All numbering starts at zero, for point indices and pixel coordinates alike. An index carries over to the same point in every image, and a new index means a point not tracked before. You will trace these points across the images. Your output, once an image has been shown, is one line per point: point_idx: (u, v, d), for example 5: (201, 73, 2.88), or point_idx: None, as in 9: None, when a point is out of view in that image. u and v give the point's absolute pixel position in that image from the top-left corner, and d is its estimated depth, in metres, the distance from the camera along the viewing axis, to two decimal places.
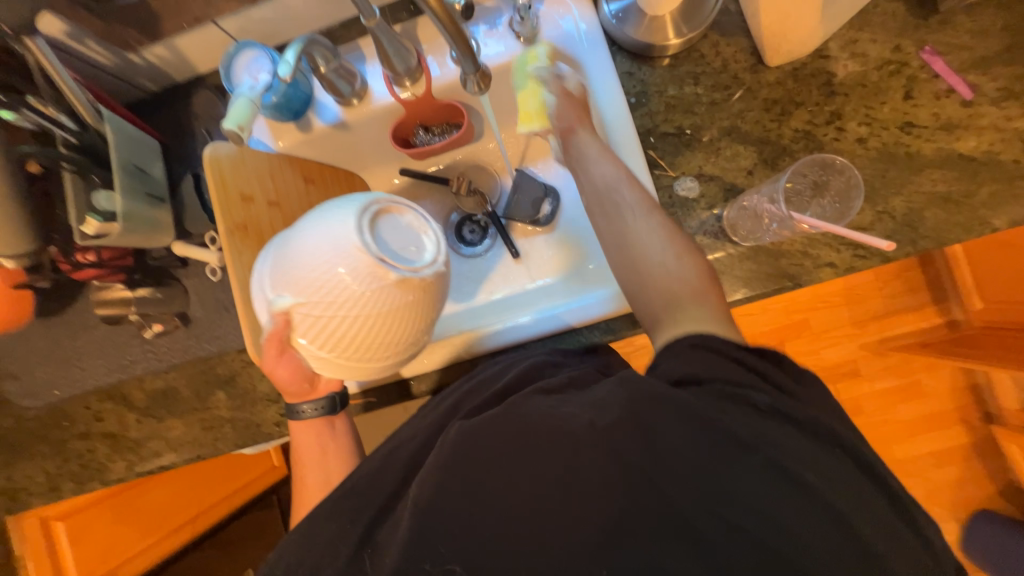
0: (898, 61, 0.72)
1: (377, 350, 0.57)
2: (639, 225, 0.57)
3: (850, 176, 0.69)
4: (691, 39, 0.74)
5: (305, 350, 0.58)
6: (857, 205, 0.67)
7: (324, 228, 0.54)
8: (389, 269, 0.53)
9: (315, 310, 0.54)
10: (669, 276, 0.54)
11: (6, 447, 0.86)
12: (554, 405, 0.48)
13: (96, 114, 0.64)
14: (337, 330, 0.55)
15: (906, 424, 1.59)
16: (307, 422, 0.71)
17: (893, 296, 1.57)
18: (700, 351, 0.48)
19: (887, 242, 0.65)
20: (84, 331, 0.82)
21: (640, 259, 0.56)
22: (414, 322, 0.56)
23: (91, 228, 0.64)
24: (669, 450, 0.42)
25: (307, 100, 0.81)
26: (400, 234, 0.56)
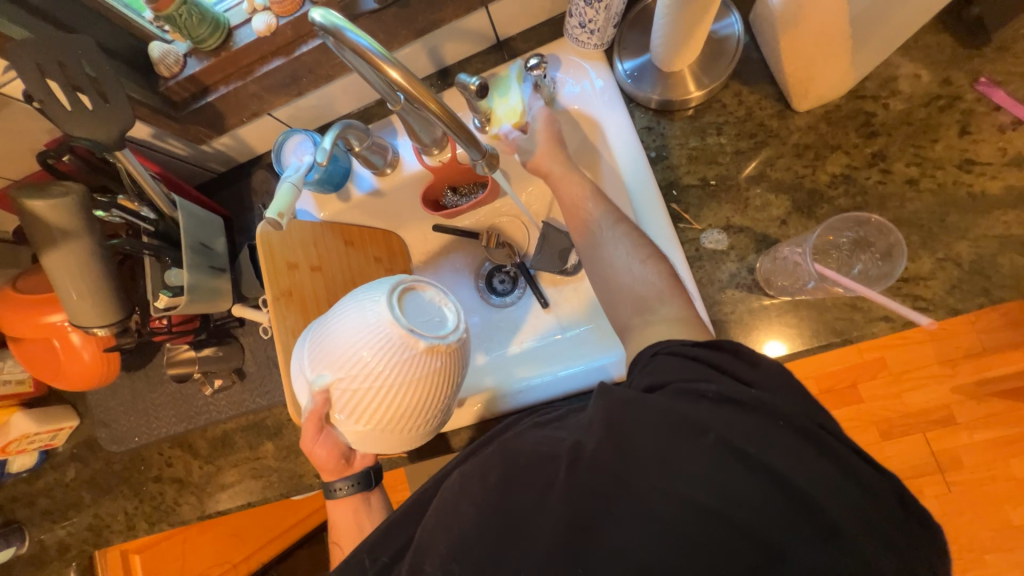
0: (949, 95, 0.66)
1: (413, 415, 0.59)
2: (608, 237, 0.67)
3: (892, 237, 0.64)
4: (711, 91, 0.73)
5: (344, 425, 0.60)
6: (898, 270, 0.62)
7: (359, 307, 0.57)
8: (418, 338, 0.55)
9: (352, 384, 0.57)
10: (635, 282, 0.64)
11: (96, 487, 0.98)
12: (549, 437, 0.51)
13: (170, 204, 0.74)
14: (374, 402, 0.57)
15: (1021, 483, 1.37)
16: (344, 499, 0.72)
17: (988, 331, 1.37)
18: (660, 356, 0.52)
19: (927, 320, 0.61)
20: (160, 384, 0.92)
21: (612, 272, 0.66)
22: (446, 384, 0.58)
23: (162, 302, 0.72)
24: (666, 505, 0.41)
25: (346, 173, 0.89)
26: (425, 306, 0.59)
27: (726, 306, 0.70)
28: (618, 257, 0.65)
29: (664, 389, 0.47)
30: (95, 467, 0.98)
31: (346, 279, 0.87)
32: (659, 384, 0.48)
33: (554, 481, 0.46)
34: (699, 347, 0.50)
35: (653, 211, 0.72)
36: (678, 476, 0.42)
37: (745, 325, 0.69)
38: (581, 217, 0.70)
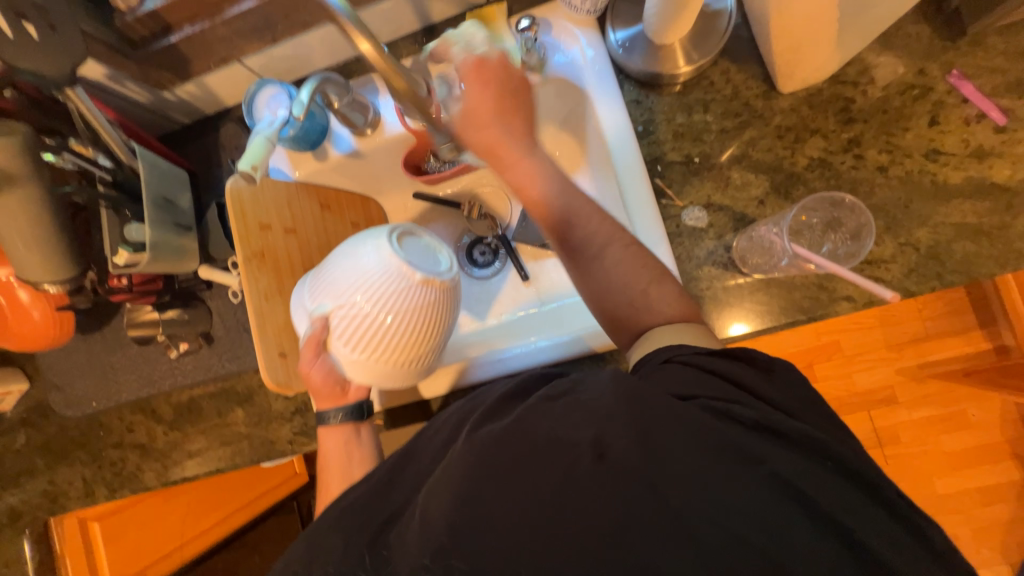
0: (922, 85, 0.68)
1: (407, 348, 0.59)
2: (602, 267, 0.61)
3: (862, 217, 0.67)
4: (701, 66, 0.74)
5: (342, 356, 0.60)
6: (868, 246, 0.66)
7: (361, 241, 0.60)
8: (414, 270, 0.57)
9: (350, 313, 0.58)
10: (641, 311, 0.59)
11: (49, 453, 0.93)
12: (562, 414, 0.43)
13: (130, 152, 0.69)
14: (371, 330, 0.58)
15: (948, 456, 1.48)
16: (337, 427, 0.69)
17: (933, 319, 1.48)
18: (672, 364, 0.50)
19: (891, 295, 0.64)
20: (119, 347, 0.88)
21: (611, 299, 0.61)
22: (445, 317, 0.61)
23: (122, 258, 0.69)
24: (672, 486, 0.38)
25: (323, 131, 0.85)
26: (423, 247, 0.61)
27: (702, 282, 0.72)
28: (612, 266, 0.61)
29: (697, 402, 0.44)
30: (48, 432, 0.93)
31: (322, 244, 0.84)
32: (688, 395, 0.45)
33: (545, 453, 0.42)
34: (714, 356, 0.50)
35: (637, 187, 0.73)
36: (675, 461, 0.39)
37: (718, 301, 0.71)
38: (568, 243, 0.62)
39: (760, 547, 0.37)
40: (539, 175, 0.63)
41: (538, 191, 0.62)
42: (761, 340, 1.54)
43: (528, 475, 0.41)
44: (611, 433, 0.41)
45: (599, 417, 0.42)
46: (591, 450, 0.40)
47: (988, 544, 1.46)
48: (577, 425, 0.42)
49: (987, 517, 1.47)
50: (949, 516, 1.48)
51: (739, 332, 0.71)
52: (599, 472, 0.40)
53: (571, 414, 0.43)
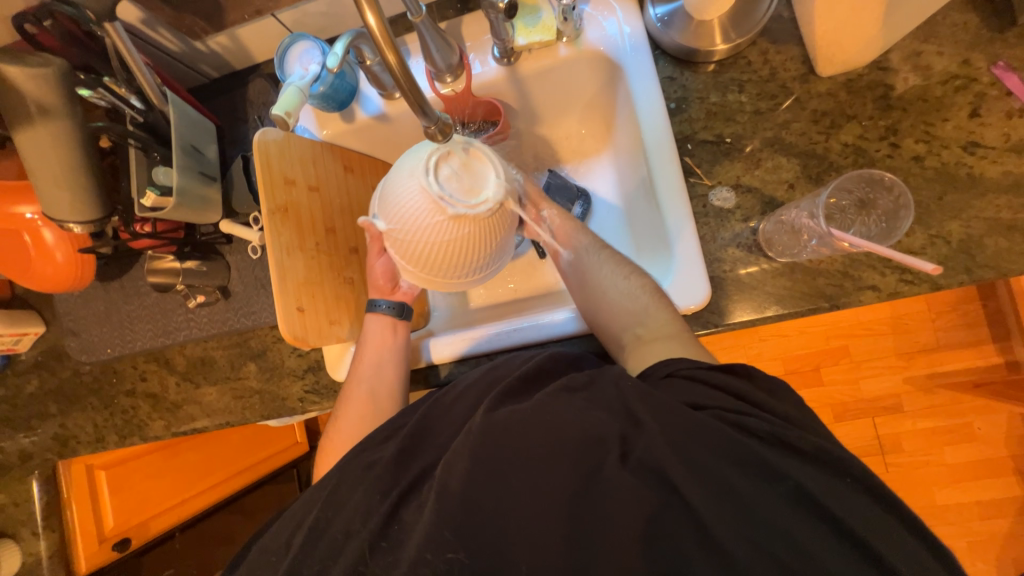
0: (966, 76, 0.67)
1: (447, 270, 0.66)
2: (592, 262, 0.70)
3: (900, 195, 0.63)
4: (739, 45, 0.72)
5: (401, 268, 0.69)
6: (904, 226, 0.62)
7: (407, 167, 0.62)
8: (449, 206, 0.59)
9: (398, 236, 0.64)
10: (628, 305, 0.65)
11: (62, 397, 0.94)
12: (583, 406, 0.48)
13: (162, 97, 0.68)
14: (414, 253, 0.65)
15: (950, 468, 1.46)
16: (381, 315, 0.78)
17: (946, 329, 1.46)
18: (675, 379, 0.53)
19: (934, 266, 0.55)
20: (137, 296, 0.88)
21: (602, 293, 0.67)
22: (493, 232, 0.64)
23: (149, 201, 0.69)
24: (679, 465, 0.42)
25: (352, 92, 0.85)
26: (473, 164, 0.61)
27: (725, 264, 0.71)
28: (604, 276, 0.68)
29: (708, 413, 0.48)
30: (62, 376, 0.94)
31: (343, 206, 0.84)
32: (700, 404, 0.49)
33: (561, 437, 0.46)
34: (715, 370, 0.52)
35: (666, 164, 0.72)
36: (680, 448, 0.44)
37: (739, 284, 0.71)
38: (566, 248, 0.72)
39: (753, 529, 0.41)
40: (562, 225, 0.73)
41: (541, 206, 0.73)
42: (769, 340, 1.54)
43: (545, 452, 0.45)
44: (635, 432, 0.45)
45: (619, 411, 0.47)
46: (605, 434, 0.45)
47: (982, 557, 1.45)
48: (594, 414, 0.47)
49: (987, 531, 1.44)
50: (945, 527, 1.46)
51: (759, 316, 0.70)
52: (624, 466, 0.43)
53: (587, 406, 0.48)
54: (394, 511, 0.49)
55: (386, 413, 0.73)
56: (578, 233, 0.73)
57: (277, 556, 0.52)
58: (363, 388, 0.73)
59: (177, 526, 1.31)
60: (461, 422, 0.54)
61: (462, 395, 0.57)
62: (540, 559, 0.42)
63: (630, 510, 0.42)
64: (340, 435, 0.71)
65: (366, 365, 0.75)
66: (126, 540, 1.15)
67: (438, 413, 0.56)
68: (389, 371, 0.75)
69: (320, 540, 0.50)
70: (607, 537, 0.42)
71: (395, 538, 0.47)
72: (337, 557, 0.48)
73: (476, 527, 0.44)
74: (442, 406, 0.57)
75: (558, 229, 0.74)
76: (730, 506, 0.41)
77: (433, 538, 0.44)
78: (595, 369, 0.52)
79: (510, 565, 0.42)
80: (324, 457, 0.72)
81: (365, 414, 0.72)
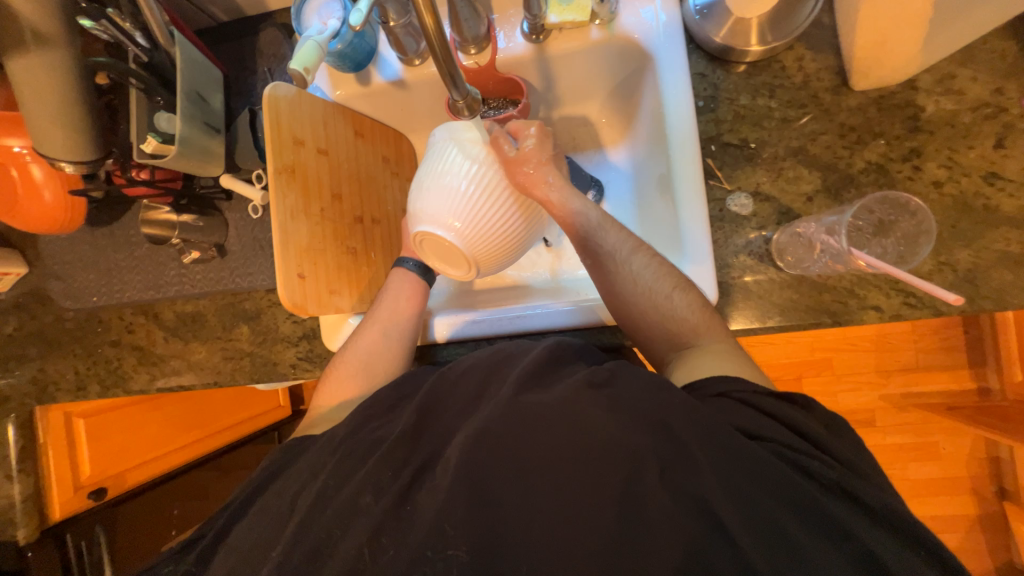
0: (996, 105, 0.67)
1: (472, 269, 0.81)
2: (625, 268, 0.66)
3: (922, 221, 0.64)
4: (775, 48, 0.70)
5: None
6: (925, 252, 0.63)
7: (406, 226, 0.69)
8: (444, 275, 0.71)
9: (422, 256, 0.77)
10: (678, 322, 0.64)
11: (42, 341, 0.91)
12: (607, 406, 0.49)
13: (169, 37, 0.64)
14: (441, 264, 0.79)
15: (911, 483, 1.52)
16: (407, 274, 0.78)
17: (926, 351, 1.50)
18: (727, 399, 0.53)
19: (955, 297, 0.58)
20: (127, 246, 0.85)
21: (655, 310, 0.65)
22: (502, 264, 0.69)
23: (149, 146, 0.65)
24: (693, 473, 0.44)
25: (370, 54, 0.81)
26: (438, 245, 0.65)
27: (734, 271, 0.71)
28: (640, 286, 0.65)
29: (766, 446, 0.47)
30: (43, 320, 0.91)
31: (351, 172, 0.81)
32: (758, 434, 0.48)
33: (586, 436, 0.47)
34: (773, 400, 0.52)
35: (687, 163, 0.70)
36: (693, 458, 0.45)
37: (746, 292, 0.71)
38: (593, 248, 0.67)
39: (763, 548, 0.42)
40: (571, 201, 0.66)
41: (545, 193, 0.64)
42: (757, 347, 1.56)
43: (568, 449, 0.46)
44: (659, 438, 0.46)
45: (653, 424, 0.47)
46: (625, 433, 0.46)
47: None
48: (631, 427, 0.47)
49: None
50: None
51: (761, 325, 0.70)
52: (649, 478, 0.44)
53: (608, 411, 0.49)
54: (406, 483, 0.49)
55: (398, 355, 0.74)
56: (601, 224, 0.67)
57: (279, 520, 0.51)
58: (379, 327, 0.74)
59: (153, 481, 1.27)
60: (468, 404, 0.54)
61: (470, 370, 0.57)
62: (547, 553, 0.43)
63: (662, 527, 0.42)
64: (349, 367, 0.73)
65: (386, 305, 0.76)
66: (103, 489, 1.13)
67: (442, 389, 0.57)
68: (408, 315, 0.76)
69: (328, 506, 0.49)
70: (627, 545, 0.42)
71: (400, 514, 0.47)
72: (343, 530, 0.47)
73: (491, 516, 0.45)
74: (451, 379, 0.57)
75: (577, 221, 0.66)
76: (754, 524, 0.42)
77: (440, 523, 0.45)
78: (617, 367, 0.54)
79: (517, 553, 0.44)
80: (327, 382, 0.73)
81: (376, 353, 0.73)
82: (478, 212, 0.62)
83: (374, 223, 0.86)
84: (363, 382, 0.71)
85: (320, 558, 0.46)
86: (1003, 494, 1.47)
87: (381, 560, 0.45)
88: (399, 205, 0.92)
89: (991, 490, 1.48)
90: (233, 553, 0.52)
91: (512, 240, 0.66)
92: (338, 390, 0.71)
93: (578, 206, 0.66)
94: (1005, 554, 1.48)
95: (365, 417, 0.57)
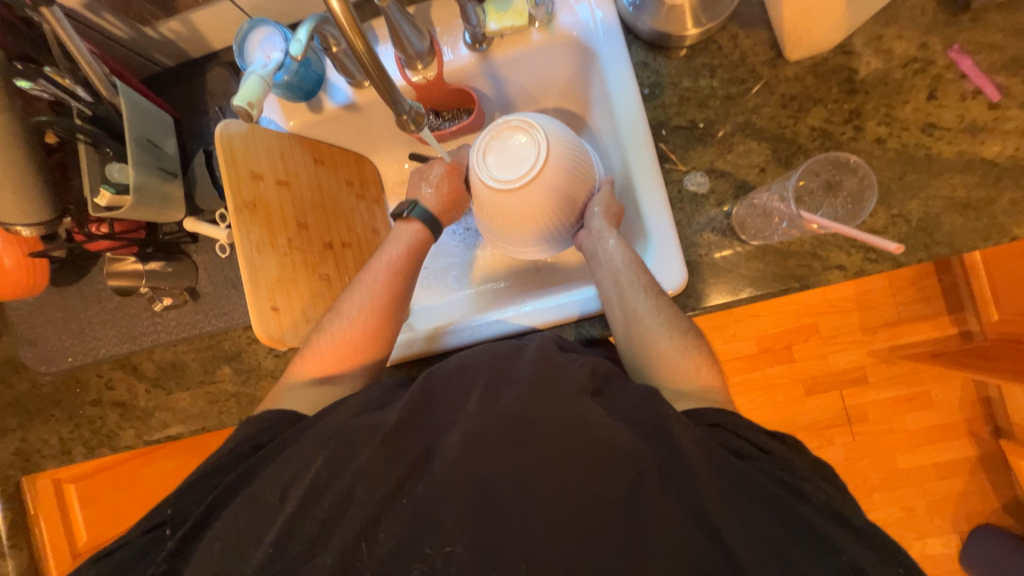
0: (923, 59, 0.70)
1: (491, 222, 0.73)
2: (644, 304, 0.66)
3: (864, 177, 0.68)
4: (709, 30, 0.73)
5: (482, 197, 0.71)
6: (869, 206, 0.66)
7: (558, 182, 0.69)
8: (513, 234, 0.73)
9: (498, 200, 0.70)
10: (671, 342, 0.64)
11: (21, 410, 0.89)
12: (604, 415, 0.50)
13: (111, 87, 0.65)
14: (492, 211, 0.71)
15: (911, 434, 1.54)
16: (405, 253, 0.75)
17: (906, 303, 1.53)
18: (719, 429, 0.54)
19: (895, 246, 0.61)
20: (97, 302, 0.84)
21: (650, 336, 0.65)
22: (515, 228, 0.72)
23: (104, 200, 0.66)
24: (689, 474, 0.46)
25: (319, 81, 0.82)
26: (512, 164, 0.68)
27: (700, 249, 0.73)
28: (655, 326, 0.65)
29: (752, 463, 0.50)
30: (20, 388, 0.89)
31: (315, 200, 0.81)
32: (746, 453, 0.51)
33: (592, 442, 0.47)
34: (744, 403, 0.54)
35: (642, 151, 0.72)
36: (689, 470, 0.46)
37: (715, 268, 0.72)
38: (621, 284, 0.68)
39: (753, 535, 0.44)
40: (613, 251, 0.70)
41: (597, 228, 0.72)
42: (741, 319, 1.60)
43: (570, 457, 0.47)
44: (660, 453, 0.48)
45: (653, 432, 0.49)
46: (614, 432, 0.48)
47: (940, 515, 1.53)
48: (633, 437, 0.49)
49: (945, 490, 1.53)
50: (905, 488, 1.54)
51: (733, 299, 0.71)
52: (660, 487, 0.46)
53: (620, 424, 0.50)
54: (392, 500, 0.48)
55: (388, 331, 0.72)
56: (634, 267, 0.69)
57: (270, 511, 0.51)
58: (377, 296, 0.71)
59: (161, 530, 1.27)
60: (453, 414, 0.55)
61: (458, 371, 0.57)
62: (546, 559, 0.44)
63: (654, 523, 0.44)
64: (346, 341, 0.69)
65: (383, 275, 0.73)
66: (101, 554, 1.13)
67: (437, 388, 0.56)
68: (398, 298, 0.73)
69: (315, 516, 0.49)
70: (633, 547, 0.44)
71: (392, 523, 0.47)
72: (343, 520, 0.48)
73: (490, 517, 0.46)
74: (441, 378, 0.57)
75: (615, 261, 0.70)
76: (730, 512, 0.45)
77: (438, 528, 0.46)
78: (599, 367, 0.56)
79: (512, 555, 0.44)
80: (315, 355, 0.68)
81: (348, 345, 0.69)
82: (561, 168, 0.69)
83: (345, 247, 0.86)
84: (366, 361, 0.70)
85: (314, 555, 0.47)
86: (999, 433, 1.50)
87: (379, 561, 0.46)
88: (368, 226, 0.93)
89: (987, 430, 1.51)
90: (209, 553, 0.50)
91: (547, 219, 0.72)
92: (328, 371, 0.68)
93: (611, 240, 0.71)
94: (1010, 491, 1.50)
95: None
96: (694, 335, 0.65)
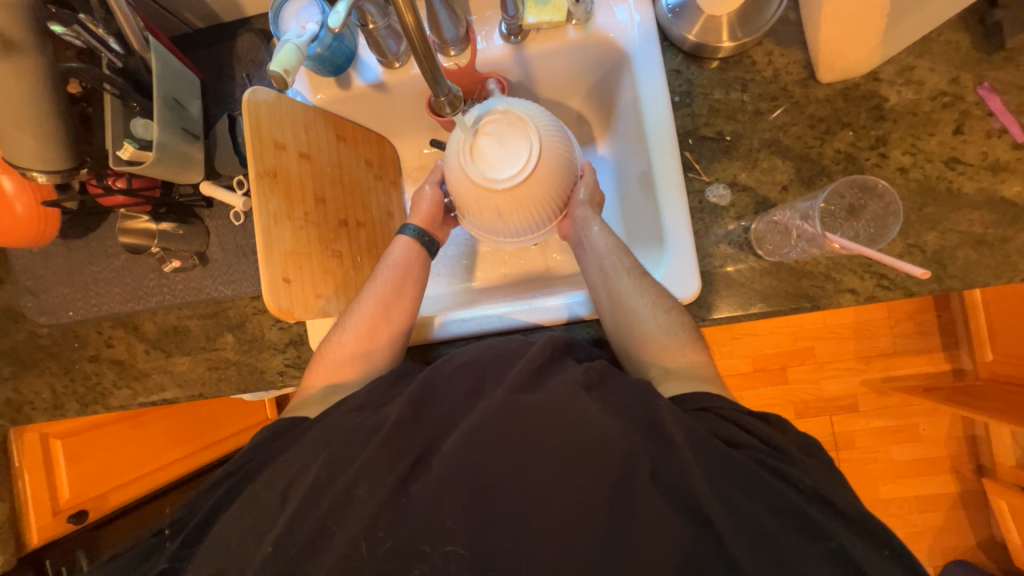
0: (953, 94, 0.70)
1: (487, 213, 0.69)
2: (630, 286, 0.68)
3: (889, 202, 0.67)
4: (744, 45, 0.73)
5: (477, 188, 0.67)
6: (892, 233, 0.66)
7: (557, 168, 0.69)
8: (512, 222, 0.70)
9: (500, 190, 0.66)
10: (681, 348, 0.64)
11: (16, 360, 0.88)
12: (601, 412, 0.50)
13: (144, 42, 0.64)
14: (491, 201, 0.67)
15: (896, 465, 1.55)
16: (404, 266, 0.76)
17: (903, 336, 1.54)
18: (707, 413, 0.55)
19: (921, 271, 0.59)
20: (104, 257, 0.83)
21: (637, 321, 0.66)
22: (515, 217, 0.69)
23: (126, 153, 0.65)
24: (684, 479, 0.45)
25: (350, 57, 0.81)
26: (512, 151, 0.66)
27: (715, 260, 0.73)
28: (641, 310, 0.66)
29: (744, 452, 0.50)
30: (16, 338, 0.88)
31: (335, 176, 0.81)
32: (736, 441, 0.51)
33: (585, 436, 0.48)
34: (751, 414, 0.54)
35: (667, 157, 0.72)
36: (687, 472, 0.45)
37: (728, 281, 0.72)
38: (605, 270, 0.70)
39: (755, 542, 0.43)
40: (594, 236, 0.72)
41: (582, 214, 0.73)
42: (739, 337, 1.61)
43: (563, 450, 0.47)
44: (661, 454, 0.47)
45: (646, 426, 0.49)
46: (620, 431, 0.48)
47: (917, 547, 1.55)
48: (627, 430, 0.49)
49: (924, 523, 1.55)
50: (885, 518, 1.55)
51: (743, 313, 0.72)
52: (652, 483, 0.46)
53: (603, 414, 0.50)
54: (396, 482, 0.48)
55: (392, 339, 0.73)
56: (617, 252, 0.71)
57: (270, 510, 0.51)
58: (376, 305, 0.72)
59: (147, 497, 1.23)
60: (461, 403, 0.54)
61: (465, 365, 0.58)
62: (545, 557, 0.44)
63: (653, 527, 0.44)
64: (350, 350, 0.70)
65: (382, 284, 0.74)
66: (84, 512, 1.10)
67: (439, 385, 0.57)
68: (400, 309, 0.74)
69: (323, 498, 0.49)
70: (629, 551, 0.43)
71: (397, 514, 0.47)
72: (345, 497, 0.48)
73: (490, 518, 0.46)
74: (444, 373, 0.58)
75: (600, 247, 0.72)
76: (729, 514, 0.44)
77: (438, 527, 0.46)
78: (607, 369, 0.57)
79: (511, 552, 0.44)
80: (322, 365, 0.70)
81: (351, 356, 0.70)
82: (556, 155, 0.68)
83: (360, 226, 0.86)
84: (368, 367, 0.70)
85: (313, 554, 0.46)
86: (981, 471, 1.52)
87: (378, 549, 0.45)
88: (383, 207, 0.93)
89: (970, 468, 1.53)
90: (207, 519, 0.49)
91: (544, 206, 0.70)
92: (336, 380, 0.69)
93: (595, 226, 0.72)
94: (986, 530, 1.52)
95: (357, 409, 0.57)
96: (704, 346, 0.65)
